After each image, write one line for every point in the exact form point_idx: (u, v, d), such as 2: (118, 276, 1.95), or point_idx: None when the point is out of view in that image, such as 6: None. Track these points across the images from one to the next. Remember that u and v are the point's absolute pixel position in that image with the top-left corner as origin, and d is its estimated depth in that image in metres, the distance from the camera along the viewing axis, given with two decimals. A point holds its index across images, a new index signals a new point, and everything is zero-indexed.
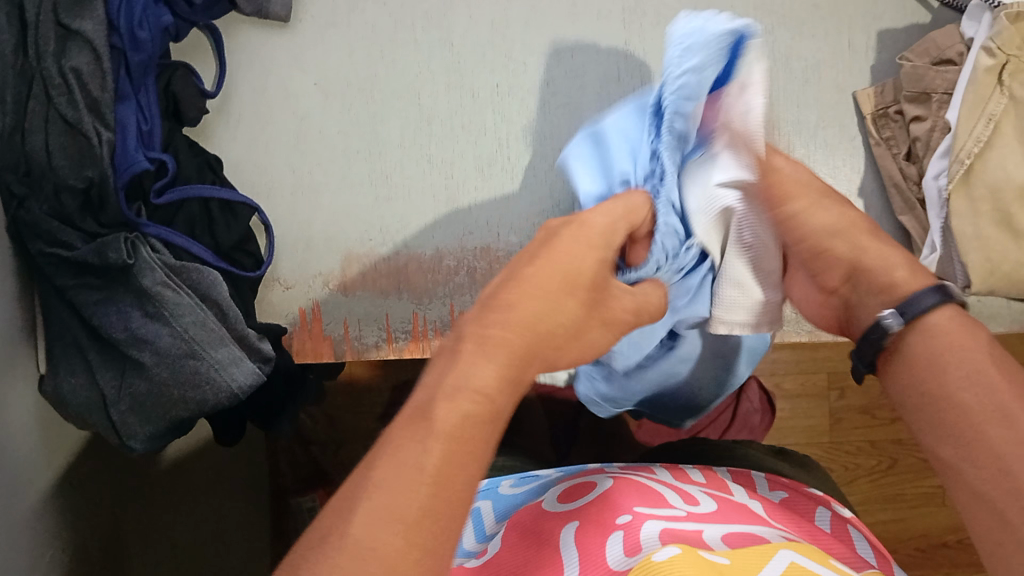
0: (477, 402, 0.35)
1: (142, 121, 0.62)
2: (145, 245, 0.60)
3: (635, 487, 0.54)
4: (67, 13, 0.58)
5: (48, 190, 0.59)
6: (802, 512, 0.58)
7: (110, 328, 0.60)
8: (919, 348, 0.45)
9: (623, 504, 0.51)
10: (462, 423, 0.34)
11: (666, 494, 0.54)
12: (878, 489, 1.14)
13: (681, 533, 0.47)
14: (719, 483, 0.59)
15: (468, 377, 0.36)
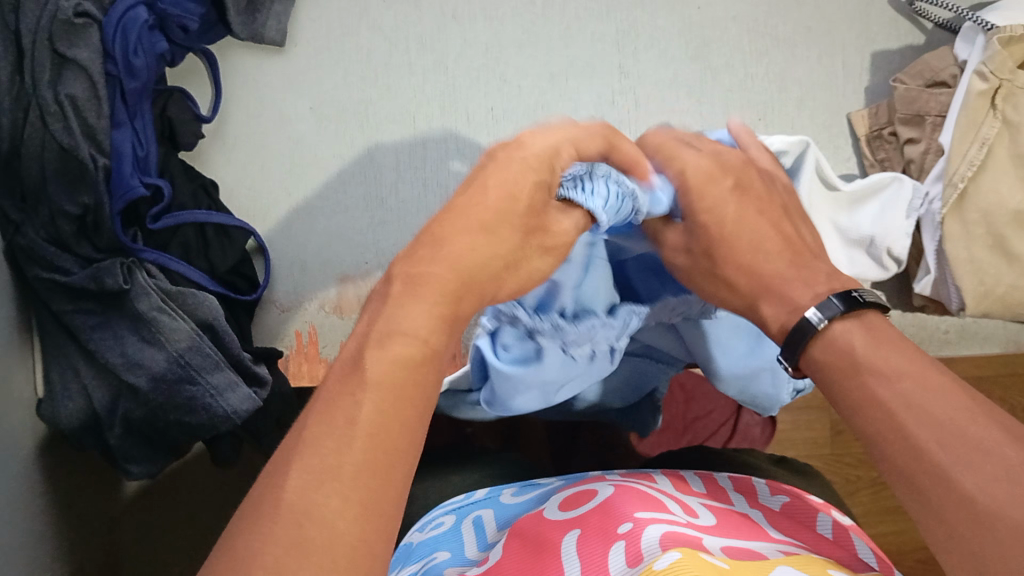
0: (412, 344, 0.35)
1: (138, 146, 0.62)
2: (140, 271, 0.61)
3: (637, 494, 0.53)
4: (62, 40, 0.57)
5: (44, 215, 0.59)
6: (803, 519, 0.58)
7: (107, 353, 0.61)
8: (847, 350, 0.41)
9: (624, 511, 0.50)
10: (394, 368, 0.34)
11: (665, 503, 0.54)
12: (878, 500, 1.14)
13: (682, 538, 0.46)
14: (718, 494, 0.59)
15: (402, 320, 0.36)
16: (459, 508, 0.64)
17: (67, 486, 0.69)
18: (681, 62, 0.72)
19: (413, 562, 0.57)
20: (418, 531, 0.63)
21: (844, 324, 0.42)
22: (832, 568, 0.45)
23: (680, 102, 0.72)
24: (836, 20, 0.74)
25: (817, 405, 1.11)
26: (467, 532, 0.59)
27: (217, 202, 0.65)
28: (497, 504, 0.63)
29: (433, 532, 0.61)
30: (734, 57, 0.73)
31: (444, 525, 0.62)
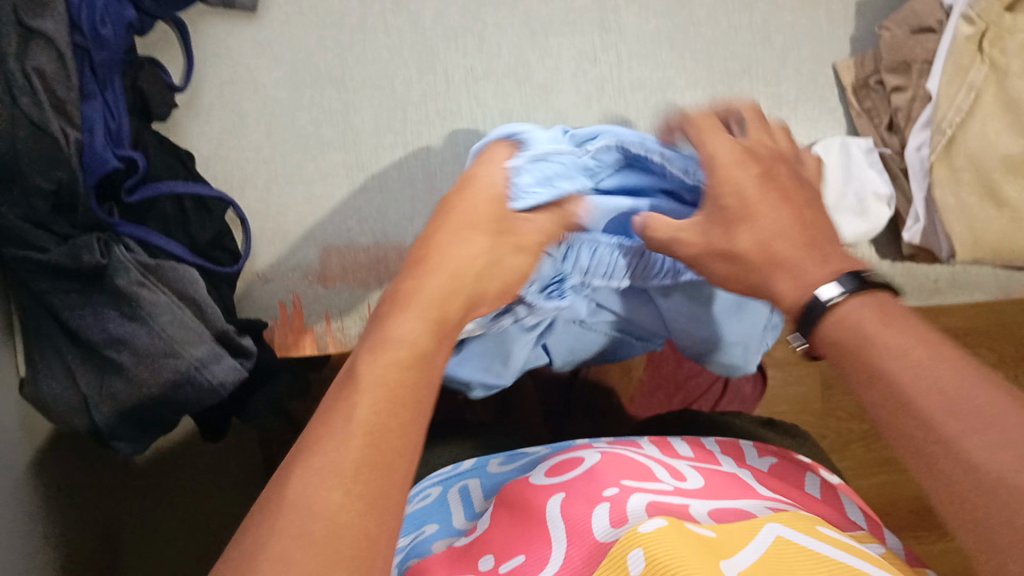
0: (399, 351, 0.41)
1: (109, 118, 0.60)
2: (119, 246, 0.60)
3: (622, 463, 0.53)
4: (27, 11, 0.57)
5: (15, 194, 0.57)
6: (790, 479, 0.58)
7: (88, 330, 0.60)
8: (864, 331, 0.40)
9: (609, 479, 0.50)
10: (386, 371, 0.39)
11: (653, 469, 0.53)
12: (870, 454, 1.14)
13: (667, 507, 0.46)
14: (706, 457, 0.59)
15: (393, 330, 0.42)
16: (446, 479, 0.64)
17: (53, 468, 0.68)
18: (663, 17, 0.71)
19: (401, 538, 0.57)
20: (406, 506, 0.64)
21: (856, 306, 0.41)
22: (820, 525, 0.45)
23: (663, 58, 0.71)
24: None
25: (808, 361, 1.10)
26: (454, 503, 0.59)
27: (195, 173, 0.64)
28: (484, 471, 0.63)
29: (420, 504, 0.61)
30: (717, 10, 0.71)
31: (431, 496, 0.62)
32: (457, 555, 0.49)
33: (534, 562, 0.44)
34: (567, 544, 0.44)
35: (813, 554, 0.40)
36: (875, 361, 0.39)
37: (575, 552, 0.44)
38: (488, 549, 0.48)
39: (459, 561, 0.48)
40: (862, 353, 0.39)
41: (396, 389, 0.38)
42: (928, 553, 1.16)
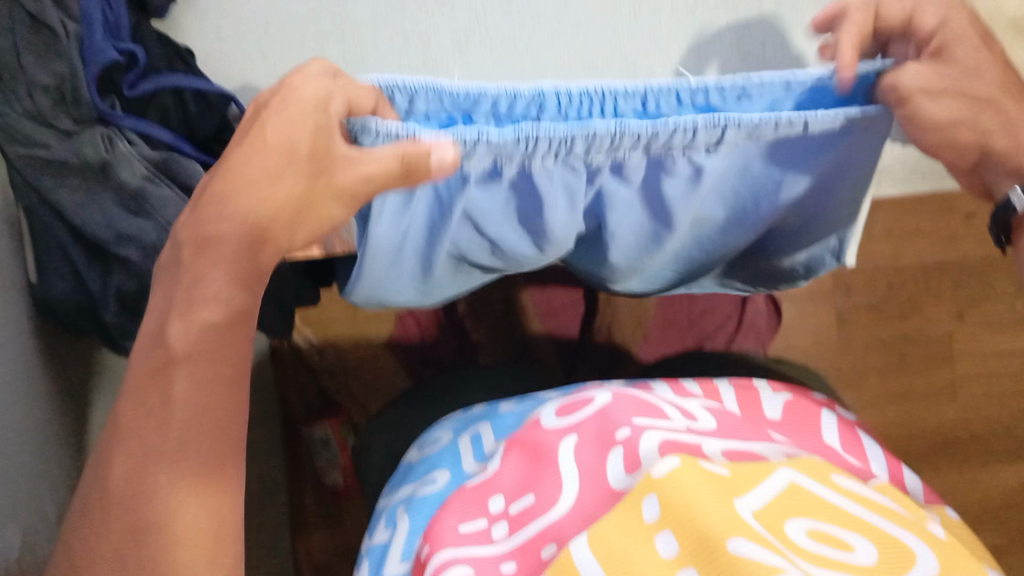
0: (212, 309, 0.43)
1: (107, 11, 0.60)
2: (121, 140, 0.59)
3: (638, 399, 0.51)
4: None
5: (19, 88, 0.57)
6: (810, 419, 0.56)
7: (93, 227, 0.60)
8: None
9: (622, 415, 0.48)
10: (202, 334, 0.43)
11: (664, 407, 0.51)
12: (888, 384, 1.13)
13: (683, 444, 0.45)
14: (716, 396, 0.57)
15: (204, 283, 0.43)
16: (457, 423, 0.62)
17: (60, 392, 0.68)
18: None
19: (412, 482, 0.56)
20: (415, 448, 0.63)
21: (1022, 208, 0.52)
22: (833, 474, 0.42)
23: None
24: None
25: (821, 291, 1.11)
26: (463, 446, 0.57)
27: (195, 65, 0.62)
28: (494, 415, 0.60)
29: (430, 449, 0.60)
30: None
31: (440, 437, 0.61)
32: (473, 492, 0.48)
33: (546, 507, 0.44)
34: (581, 485, 0.44)
35: (827, 506, 0.39)
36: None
37: (587, 495, 0.44)
38: (500, 484, 0.47)
39: (469, 498, 0.47)
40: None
41: (219, 354, 0.43)
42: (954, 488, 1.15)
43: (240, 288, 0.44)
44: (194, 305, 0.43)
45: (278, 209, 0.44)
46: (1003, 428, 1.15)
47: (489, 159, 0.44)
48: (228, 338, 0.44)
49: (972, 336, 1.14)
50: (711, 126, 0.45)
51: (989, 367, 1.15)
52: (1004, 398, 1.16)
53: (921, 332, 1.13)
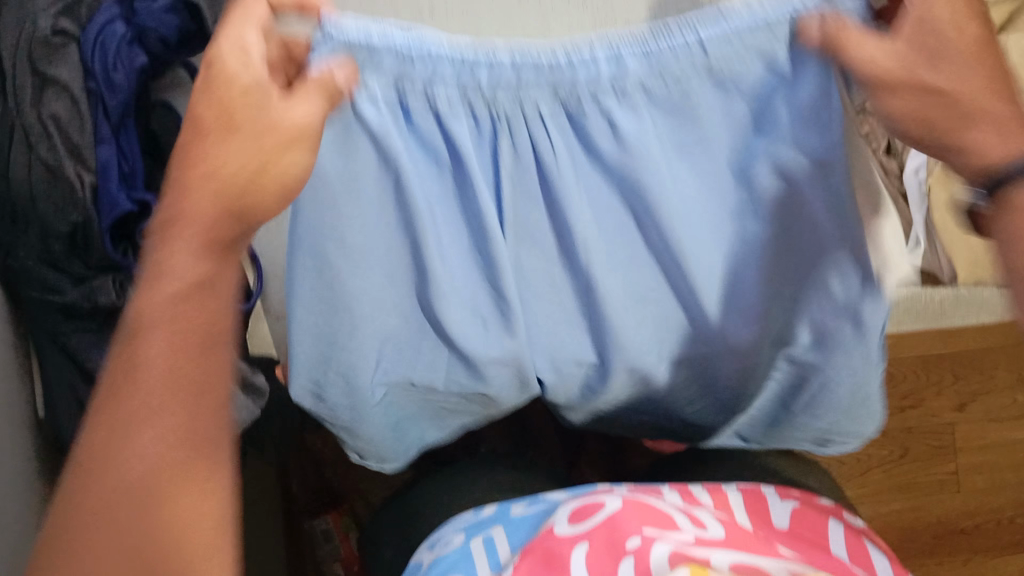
0: (178, 443, 0.37)
1: (124, 161, 0.60)
2: (133, 286, 0.62)
3: (648, 509, 0.54)
4: (43, 57, 0.57)
5: (34, 234, 0.59)
6: (818, 535, 0.59)
7: (103, 370, 0.62)
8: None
9: (631, 524, 0.51)
10: (149, 471, 0.36)
11: (674, 517, 0.54)
12: (889, 479, 1.12)
13: (690, 556, 0.46)
14: (728, 509, 0.60)
15: (128, 447, 0.36)
16: (467, 526, 0.63)
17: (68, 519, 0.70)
18: None
19: None
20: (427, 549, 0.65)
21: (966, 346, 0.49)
22: None
23: None
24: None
25: None
26: (475, 552, 0.58)
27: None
28: (504, 516, 0.63)
29: (441, 550, 0.61)
30: None
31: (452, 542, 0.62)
32: None
33: None
34: None
35: None
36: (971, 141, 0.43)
37: None
38: None
39: None
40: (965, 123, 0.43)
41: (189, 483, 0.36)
42: None
43: (190, 408, 0.37)
44: (126, 446, 0.36)
45: (189, 367, 0.38)
46: (1007, 520, 1.15)
47: (389, 82, 0.43)
48: (201, 448, 0.37)
49: (972, 432, 1.14)
50: (644, 50, 0.42)
51: (990, 460, 1.15)
52: (1008, 487, 1.15)
53: (920, 427, 1.13)
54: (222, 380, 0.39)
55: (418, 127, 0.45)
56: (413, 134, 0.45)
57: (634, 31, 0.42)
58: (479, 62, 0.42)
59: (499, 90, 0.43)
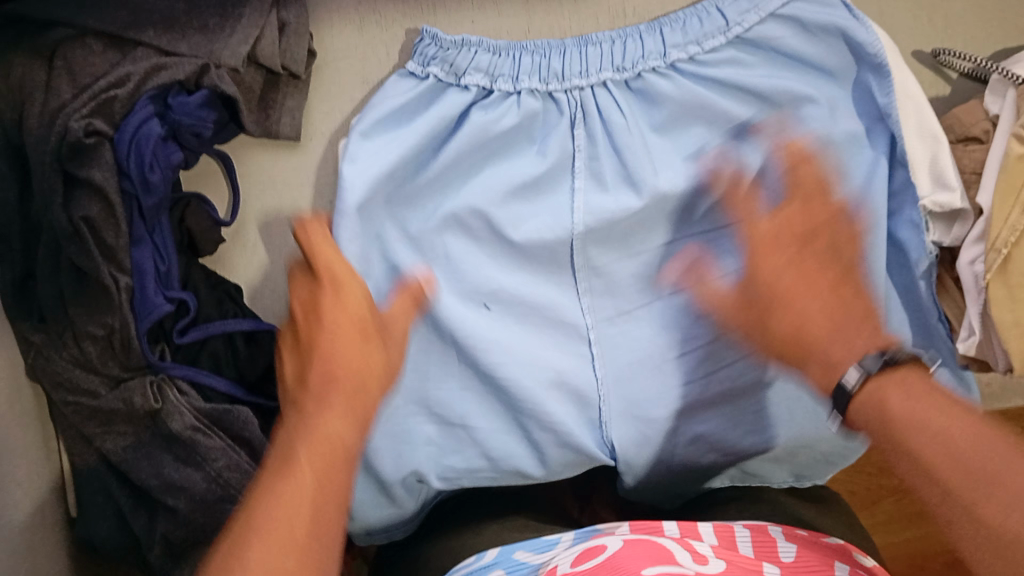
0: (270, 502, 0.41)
1: (159, 260, 0.59)
2: (172, 389, 0.59)
3: (646, 547, 0.56)
4: (73, 162, 0.55)
5: (67, 337, 0.58)
6: (822, 564, 0.57)
7: (141, 475, 0.59)
8: (888, 390, 0.47)
9: (628, 568, 0.52)
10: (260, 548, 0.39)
11: (673, 556, 0.55)
12: (898, 507, 1.04)
13: None
14: (731, 546, 0.59)
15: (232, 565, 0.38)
16: (471, 571, 0.65)
17: None
18: None
19: None
20: None
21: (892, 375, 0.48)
22: None
23: None
24: (926, 22, 0.63)
25: None
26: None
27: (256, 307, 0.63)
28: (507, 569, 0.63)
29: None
30: None
31: None
32: None
33: None
34: None
35: None
36: (910, 433, 0.45)
37: None
38: None
39: None
40: (888, 429, 0.47)
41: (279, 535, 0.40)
42: None
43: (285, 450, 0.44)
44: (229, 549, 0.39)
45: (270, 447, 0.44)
46: None
47: (437, 70, 0.59)
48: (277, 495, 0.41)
49: None
50: (653, 31, 0.59)
51: None
52: None
53: None
54: (294, 429, 0.44)
55: (505, 139, 0.60)
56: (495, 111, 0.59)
57: (663, 19, 0.59)
58: (546, 49, 0.59)
59: (573, 75, 0.60)
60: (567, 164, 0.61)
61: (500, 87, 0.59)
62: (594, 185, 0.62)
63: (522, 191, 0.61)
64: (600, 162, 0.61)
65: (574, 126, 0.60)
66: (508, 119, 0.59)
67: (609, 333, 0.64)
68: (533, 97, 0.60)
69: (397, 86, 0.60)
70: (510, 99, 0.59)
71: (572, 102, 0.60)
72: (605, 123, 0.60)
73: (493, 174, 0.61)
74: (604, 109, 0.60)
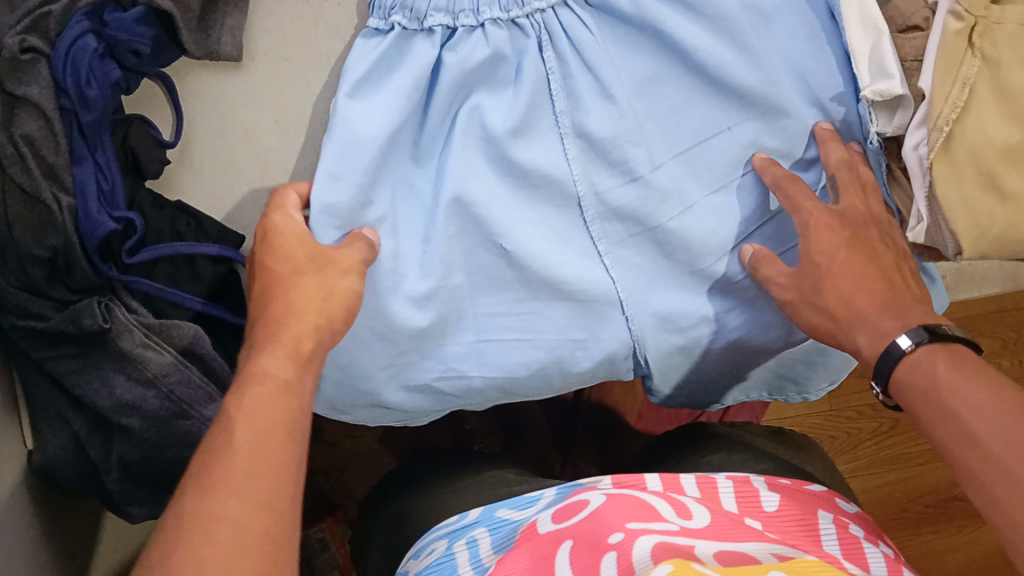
0: (263, 386, 0.46)
1: (101, 179, 0.58)
2: (119, 307, 0.59)
3: (630, 501, 0.54)
4: (10, 79, 0.54)
5: (12, 261, 0.56)
6: (807, 518, 0.58)
7: (94, 396, 0.59)
8: (938, 364, 0.50)
9: (614, 521, 0.51)
10: (251, 450, 0.42)
11: (658, 507, 0.54)
12: (881, 451, 1.10)
13: (675, 548, 0.47)
14: (713, 498, 0.59)
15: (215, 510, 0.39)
16: (454, 530, 0.63)
17: (63, 550, 0.68)
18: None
19: None
20: (415, 559, 0.63)
21: (935, 351, 0.50)
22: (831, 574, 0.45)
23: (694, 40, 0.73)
24: None
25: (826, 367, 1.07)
26: (459, 550, 0.58)
27: (205, 229, 0.62)
28: (488, 519, 0.62)
29: (429, 559, 0.60)
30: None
31: (438, 550, 0.61)
32: None
33: None
34: None
35: None
36: (953, 393, 0.48)
37: None
38: None
39: None
40: (932, 394, 0.49)
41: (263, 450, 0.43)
42: (931, 552, 1.13)
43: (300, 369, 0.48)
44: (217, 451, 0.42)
45: (278, 374, 0.47)
46: None
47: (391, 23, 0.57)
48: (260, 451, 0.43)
49: None
50: None
51: None
52: None
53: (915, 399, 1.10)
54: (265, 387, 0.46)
55: (478, 77, 0.59)
56: (464, 47, 0.58)
57: None
58: None
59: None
60: (549, 93, 0.59)
61: (465, 21, 0.58)
62: (576, 110, 0.59)
63: (513, 129, 0.58)
64: (579, 83, 0.59)
65: (545, 52, 0.59)
66: (477, 49, 0.57)
67: (624, 255, 0.62)
68: (498, 26, 0.58)
69: (364, 48, 0.58)
70: (474, 35, 0.58)
71: (537, 26, 0.59)
72: (574, 45, 0.59)
73: (482, 106, 0.59)
74: (568, 27, 0.59)
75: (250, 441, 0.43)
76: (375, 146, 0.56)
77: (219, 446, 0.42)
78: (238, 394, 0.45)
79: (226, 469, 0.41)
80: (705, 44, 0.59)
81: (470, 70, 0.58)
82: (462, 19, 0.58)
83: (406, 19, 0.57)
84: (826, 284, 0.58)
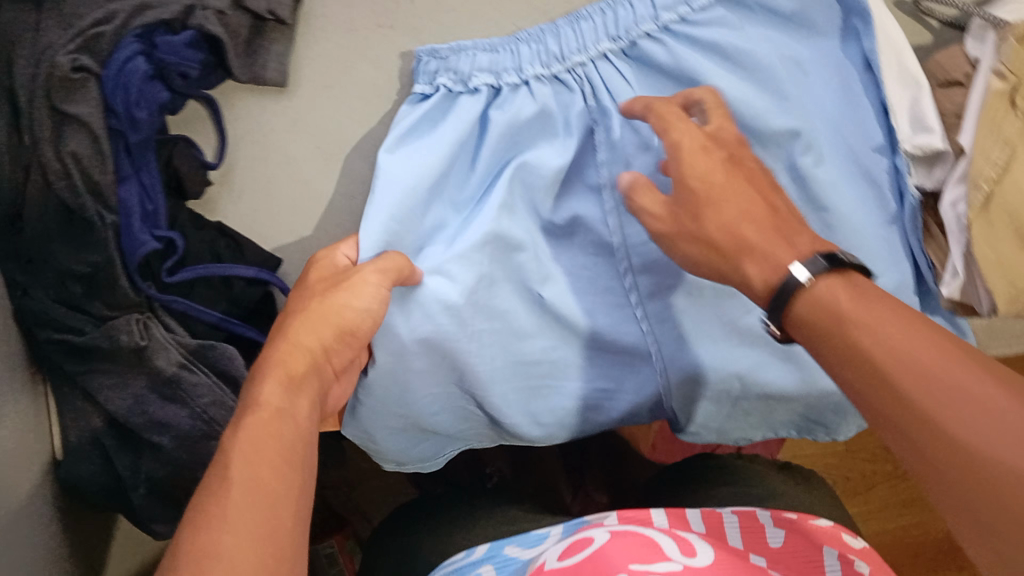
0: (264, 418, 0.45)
1: (145, 199, 0.59)
2: (157, 326, 0.60)
3: (634, 538, 0.54)
4: (61, 97, 0.55)
5: (50, 276, 0.58)
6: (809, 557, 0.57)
7: (126, 413, 0.60)
8: (818, 305, 0.43)
9: (618, 560, 0.50)
10: (248, 484, 0.42)
11: (662, 543, 0.53)
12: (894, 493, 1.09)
13: None
14: (718, 534, 0.60)
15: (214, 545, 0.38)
16: (460, 566, 0.62)
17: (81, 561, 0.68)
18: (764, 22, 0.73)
19: None
20: None
21: (829, 284, 0.43)
22: None
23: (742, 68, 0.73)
24: None
25: None
26: None
27: (243, 252, 0.63)
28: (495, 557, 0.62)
29: None
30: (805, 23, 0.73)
31: None
32: None
33: None
34: None
35: None
36: (863, 337, 0.41)
37: None
38: None
39: None
40: (850, 339, 0.41)
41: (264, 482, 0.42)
42: None
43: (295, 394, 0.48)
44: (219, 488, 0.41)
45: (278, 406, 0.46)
46: None
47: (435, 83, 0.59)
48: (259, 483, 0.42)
49: None
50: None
51: None
52: None
53: None
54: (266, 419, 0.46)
55: (522, 133, 0.59)
56: (508, 104, 0.59)
57: None
58: (539, 34, 0.59)
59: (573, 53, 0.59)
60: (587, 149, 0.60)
61: (509, 80, 0.59)
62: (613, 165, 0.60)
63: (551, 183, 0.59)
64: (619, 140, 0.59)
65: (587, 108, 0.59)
66: (520, 107, 0.58)
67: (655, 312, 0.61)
68: (542, 84, 0.59)
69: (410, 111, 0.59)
70: (519, 91, 0.59)
71: (578, 79, 0.60)
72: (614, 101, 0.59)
73: (530, 159, 0.58)
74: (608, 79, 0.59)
75: (247, 475, 0.42)
76: (416, 197, 0.57)
77: (216, 486, 0.42)
78: (236, 430, 0.45)
79: (224, 507, 0.40)
80: (744, 94, 0.58)
81: (514, 126, 0.58)
82: (506, 78, 0.59)
83: (449, 79, 0.58)
84: (704, 211, 0.50)
